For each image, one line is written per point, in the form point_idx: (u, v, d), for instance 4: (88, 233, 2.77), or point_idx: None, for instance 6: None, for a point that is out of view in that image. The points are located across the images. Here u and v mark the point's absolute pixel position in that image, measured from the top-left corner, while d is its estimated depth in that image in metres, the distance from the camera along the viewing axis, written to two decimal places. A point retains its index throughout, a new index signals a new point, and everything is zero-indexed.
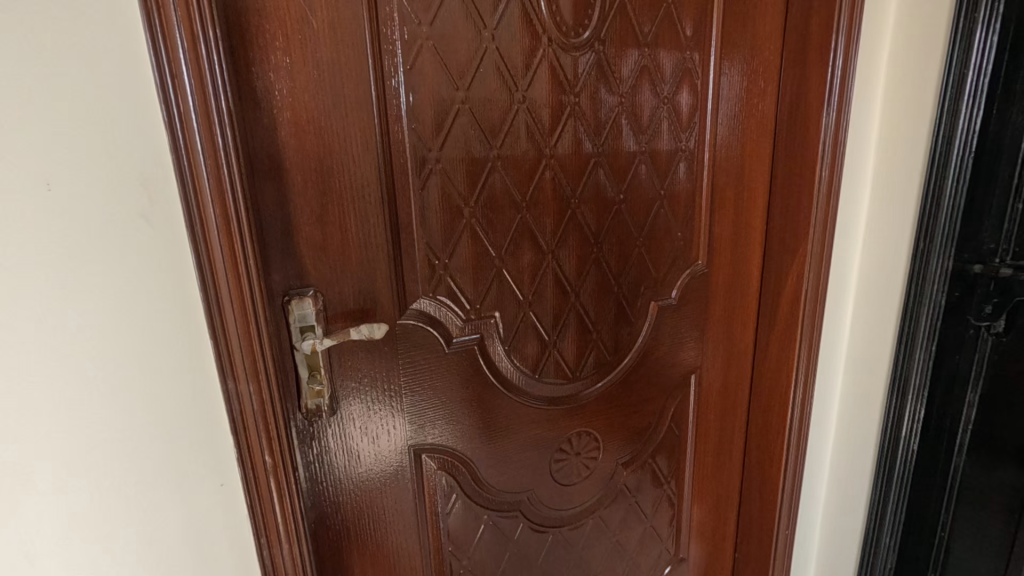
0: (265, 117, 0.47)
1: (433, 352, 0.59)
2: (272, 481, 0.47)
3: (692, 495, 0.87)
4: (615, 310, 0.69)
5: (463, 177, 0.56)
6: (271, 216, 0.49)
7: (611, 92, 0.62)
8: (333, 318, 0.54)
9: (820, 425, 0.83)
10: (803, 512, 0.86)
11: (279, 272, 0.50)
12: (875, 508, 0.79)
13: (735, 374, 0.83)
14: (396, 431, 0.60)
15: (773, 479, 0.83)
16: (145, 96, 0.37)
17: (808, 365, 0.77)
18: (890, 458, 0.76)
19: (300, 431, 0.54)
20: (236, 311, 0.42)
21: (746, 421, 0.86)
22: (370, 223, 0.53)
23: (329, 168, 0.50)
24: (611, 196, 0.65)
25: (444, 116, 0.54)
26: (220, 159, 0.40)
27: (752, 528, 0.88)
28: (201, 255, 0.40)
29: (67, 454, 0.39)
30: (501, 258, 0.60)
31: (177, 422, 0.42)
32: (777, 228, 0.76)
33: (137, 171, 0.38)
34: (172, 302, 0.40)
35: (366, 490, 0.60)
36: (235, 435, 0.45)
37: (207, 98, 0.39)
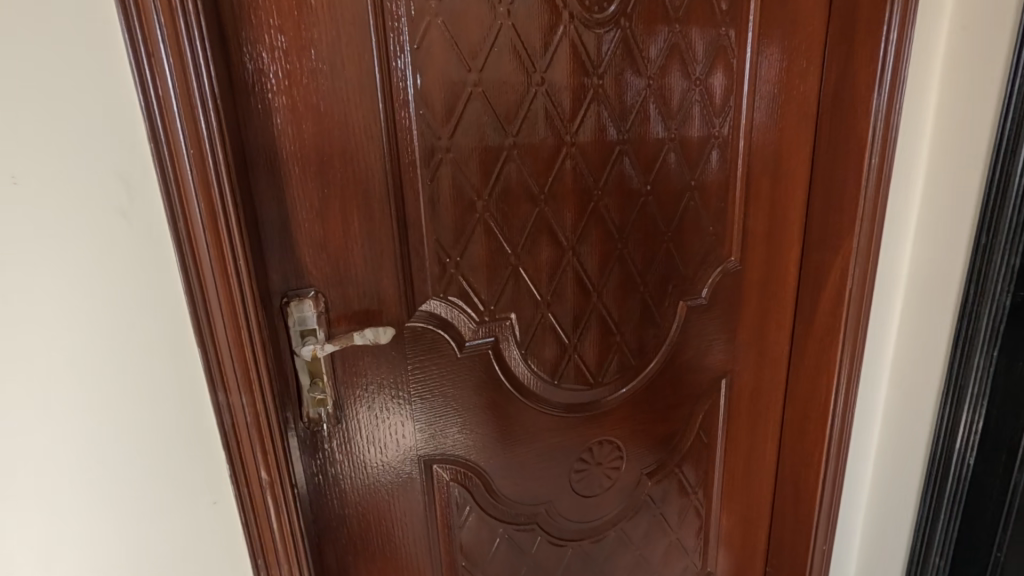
0: (258, 103, 0.43)
1: (445, 357, 0.55)
2: (268, 499, 0.43)
3: (721, 506, 0.82)
4: (640, 310, 0.64)
5: (476, 168, 0.52)
6: (268, 211, 0.45)
7: (638, 74, 0.57)
8: (337, 320, 0.50)
9: (863, 433, 0.77)
10: (842, 525, 0.81)
11: (278, 272, 0.47)
12: (923, 524, 0.73)
13: (769, 378, 0.78)
14: (405, 440, 0.56)
15: (809, 490, 0.77)
16: (118, 79, 0.33)
17: (850, 369, 0.71)
18: (942, 472, 0.70)
19: (301, 440, 0.50)
20: (227, 317, 0.39)
21: (780, 428, 0.80)
22: (375, 218, 0.49)
23: (329, 159, 0.46)
24: (637, 187, 0.60)
25: (455, 100, 0.49)
26: (205, 150, 0.36)
27: (784, 541, 0.83)
28: (186, 255, 0.37)
29: (47, 470, 0.37)
30: (517, 255, 0.56)
31: (164, 437, 0.39)
32: (818, 221, 0.70)
33: (113, 162, 0.34)
34: (155, 307, 0.37)
35: (374, 502, 0.56)
36: (227, 451, 0.41)
37: (188, 80, 0.35)
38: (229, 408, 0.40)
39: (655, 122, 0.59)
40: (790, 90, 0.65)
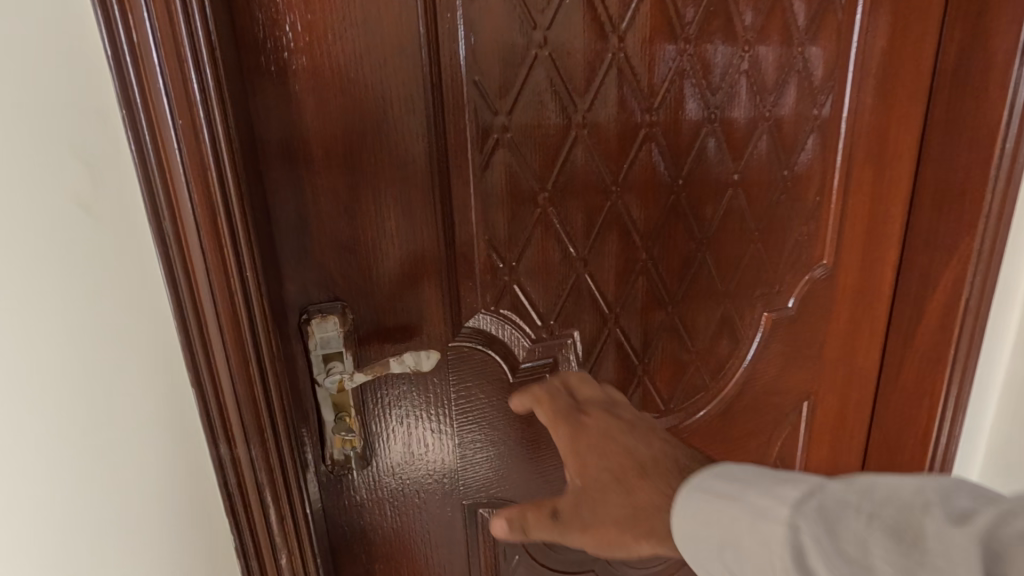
0: (271, 67, 0.33)
1: (495, 383, 0.46)
2: (282, 564, 0.36)
3: None
4: (719, 324, 0.54)
5: (538, 152, 0.42)
6: (283, 206, 0.36)
7: (731, 38, 0.46)
8: (368, 340, 0.40)
9: (966, 461, 0.66)
10: None
11: (295, 282, 0.37)
12: None
13: (857, 400, 0.67)
14: (446, 482, 0.46)
15: None
16: (86, 40, 0.25)
17: (960, 391, 0.61)
18: None
19: (322, 486, 0.41)
20: (230, 341, 0.31)
21: (865, 455, 0.70)
22: (415, 215, 0.39)
23: (359, 141, 0.36)
24: (722, 177, 0.50)
25: (515, 67, 0.39)
26: (201, 133, 0.28)
27: None
28: (175, 268, 0.29)
29: None
30: (583, 259, 0.46)
31: (157, 516, 0.30)
32: (926, 216, 0.59)
33: (75, 149, 0.26)
34: (140, 341, 0.29)
35: (407, 554, 0.47)
36: (230, 509, 0.34)
37: (179, 41, 0.27)
38: (234, 452, 0.32)
39: (748, 97, 0.49)
40: (903, 61, 0.54)
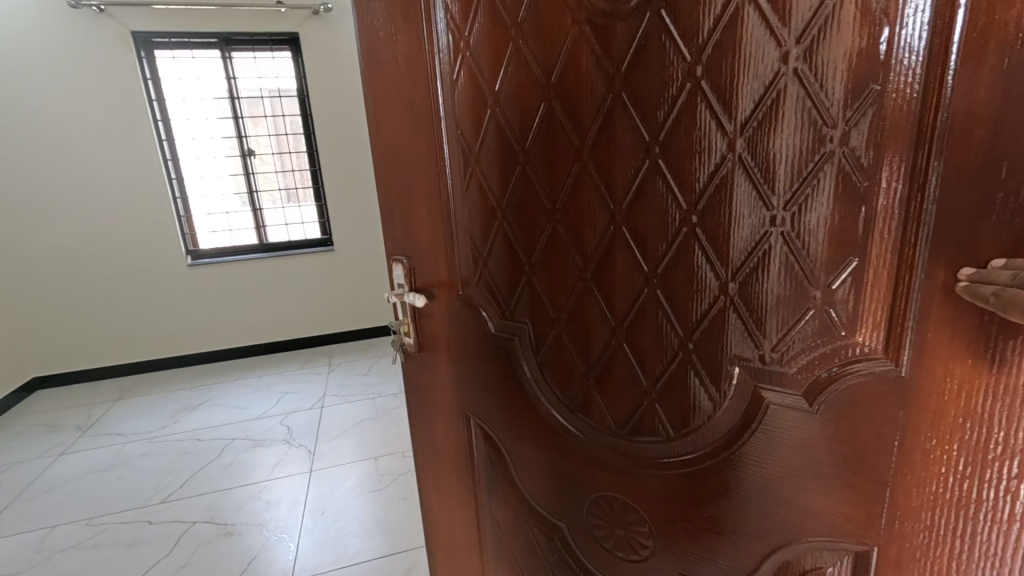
0: (520, 203, 0.78)
1: (548, 326, 0.81)
2: (518, 358, 0.87)
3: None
4: (859, 379, 0.53)
5: (647, 244, 0.66)
6: (541, 273, 0.79)
7: (800, 149, 0.52)
8: (530, 308, 0.83)
9: None
10: None
11: (538, 287, 0.81)
12: None
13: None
14: (571, 361, 0.80)
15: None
16: (427, 182, 0.89)
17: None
18: None
19: (530, 355, 0.85)
20: (453, 262, 0.92)
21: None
22: (588, 267, 0.73)
23: (553, 234, 0.75)
24: (815, 274, 0.54)
25: (628, 190, 0.65)
26: (444, 202, 0.88)
27: None
28: (451, 252, 0.91)
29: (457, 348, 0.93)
30: (744, 323, 0.60)
31: (448, 306, 0.95)
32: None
33: (422, 209, 0.92)
34: (430, 267, 0.96)
35: (631, 400, 0.74)
36: (446, 320, 0.97)
37: (443, 188, 0.87)
38: (472, 316, 0.91)
39: (830, 194, 0.51)
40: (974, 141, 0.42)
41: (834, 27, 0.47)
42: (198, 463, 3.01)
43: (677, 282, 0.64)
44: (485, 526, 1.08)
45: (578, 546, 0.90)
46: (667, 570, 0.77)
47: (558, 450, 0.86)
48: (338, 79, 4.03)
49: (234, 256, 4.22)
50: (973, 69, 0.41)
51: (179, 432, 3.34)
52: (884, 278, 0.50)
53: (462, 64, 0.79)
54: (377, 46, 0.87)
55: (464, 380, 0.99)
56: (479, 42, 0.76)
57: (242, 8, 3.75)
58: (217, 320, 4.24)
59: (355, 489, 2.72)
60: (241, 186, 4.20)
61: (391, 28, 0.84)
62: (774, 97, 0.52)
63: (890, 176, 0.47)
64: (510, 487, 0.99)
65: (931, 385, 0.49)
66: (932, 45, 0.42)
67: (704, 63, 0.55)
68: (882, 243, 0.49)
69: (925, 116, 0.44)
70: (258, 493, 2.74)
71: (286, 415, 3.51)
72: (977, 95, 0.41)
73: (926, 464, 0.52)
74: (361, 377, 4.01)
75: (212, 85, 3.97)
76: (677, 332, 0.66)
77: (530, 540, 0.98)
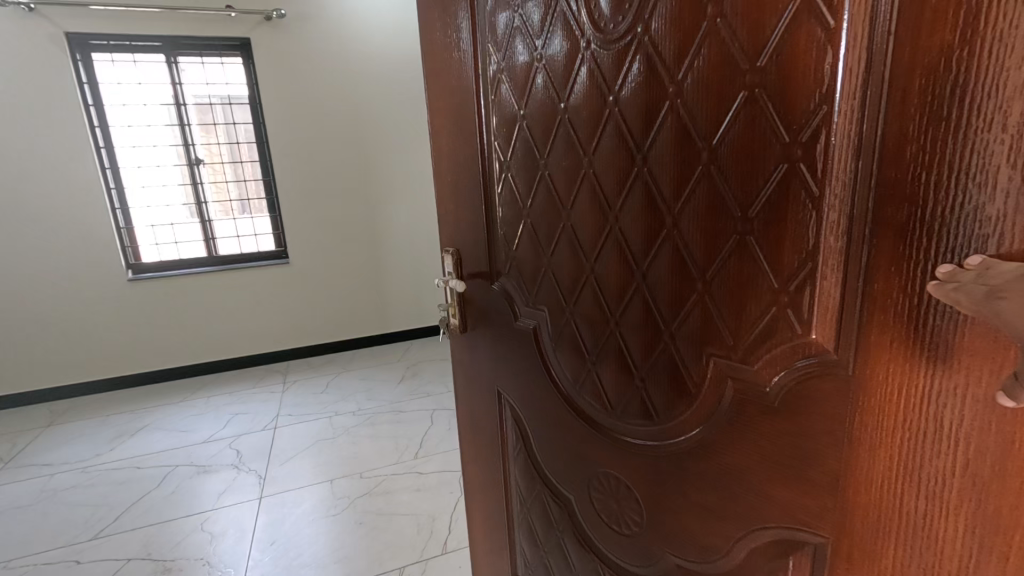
0: (538, 204, 0.86)
1: (560, 314, 0.87)
2: (536, 343, 0.94)
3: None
4: (806, 376, 0.53)
5: (637, 244, 0.70)
6: (554, 266, 0.85)
7: (768, 165, 0.52)
8: (546, 297, 0.89)
9: None
10: None
11: (553, 278, 0.86)
12: None
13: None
14: (580, 349, 0.85)
15: None
16: (468, 186, 1.01)
17: None
18: None
19: (546, 342, 0.92)
20: (487, 254, 1.02)
21: None
22: (591, 261, 0.78)
23: (563, 231, 0.82)
24: (773, 284, 0.54)
25: (621, 194, 0.70)
26: (481, 204, 0.99)
27: None
28: (489, 246, 1.02)
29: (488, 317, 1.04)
30: (721, 325, 0.61)
31: (484, 290, 1.06)
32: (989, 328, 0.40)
33: (465, 209, 1.04)
34: (473, 258, 1.07)
35: (631, 386, 0.77)
36: (482, 303, 1.08)
37: (482, 192, 0.98)
38: (499, 298, 1.01)
39: (786, 202, 0.51)
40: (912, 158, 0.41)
41: (787, 52, 0.49)
42: (136, 494, 2.75)
43: (664, 279, 0.67)
44: (513, 494, 1.15)
45: (586, 524, 0.93)
46: (652, 546, 0.80)
47: (566, 427, 0.92)
48: (294, 88, 3.87)
49: (180, 270, 3.93)
50: (908, 89, 0.41)
51: (116, 461, 3.05)
52: (831, 291, 0.49)
53: (494, 85, 0.89)
54: (435, 70, 1.02)
55: (496, 357, 1.08)
56: (509, 62, 0.85)
57: (191, 12, 3.54)
58: (161, 337, 3.95)
59: (310, 514, 2.53)
60: (189, 197, 3.93)
61: (445, 42, 0.97)
62: (740, 113, 0.54)
63: (839, 188, 0.47)
64: (524, 456, 1.07)
65: (874, 389, 0.49)
66: (871, 64, 0.42)
67: (677, 89, 0.59)
68: (832, 257, 0.49)
69: (866, 131, 0.44)
70: (202, 524, 2.51)
71: (237, 437, 3.28)
72: (918, 108, 0.40)
73: (867, 469, 0.51)
74: (319, 395, 3.78)
75: (156, 91, 3.71)
76: (665, 327, 0.69)
77: (542, 509, 1.04)
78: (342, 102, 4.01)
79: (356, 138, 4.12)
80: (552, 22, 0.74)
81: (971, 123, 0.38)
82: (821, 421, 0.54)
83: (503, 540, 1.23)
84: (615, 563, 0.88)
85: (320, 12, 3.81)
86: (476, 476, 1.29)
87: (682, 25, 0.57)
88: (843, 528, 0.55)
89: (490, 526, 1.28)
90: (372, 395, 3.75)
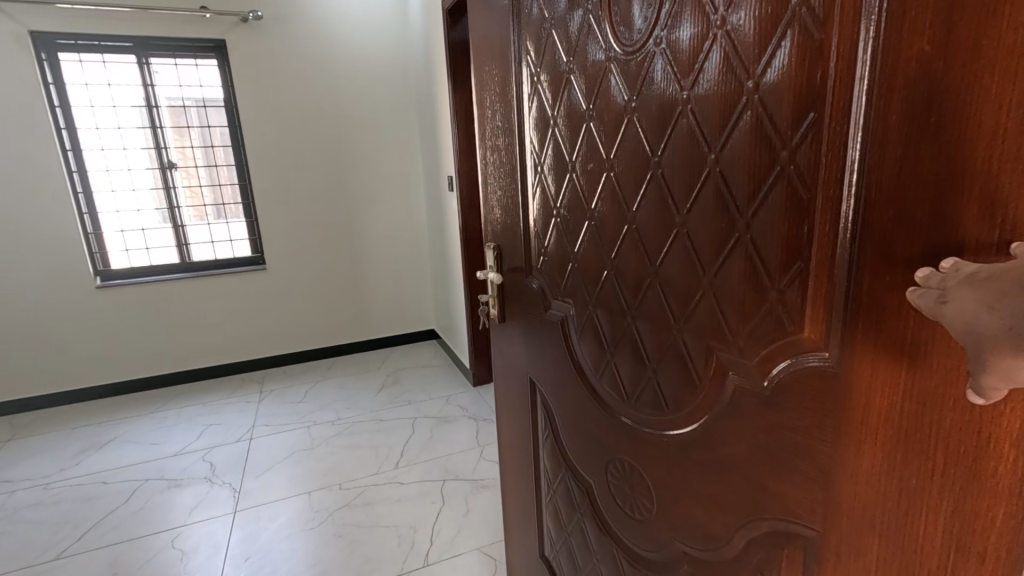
0: (569, 202, 1.03)
1: (585, 302, 1.04)
2: (565, 329, 1.12)
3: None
4: (800, 369, 0.61)
5: (651, 241, 0.83)
6: (582, 259, 1.02)
7: (769, 165, 0.61)
8: (575, 288, 1.07)
9: None
10: None
11: (580, 271, 1.04)
12: None
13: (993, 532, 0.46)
14: (601, 336, 1.01)
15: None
16: (511, 187, 1.22)
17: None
18: None
19: (574, 328, 1.09)
20: (528, 248, 1.22)
21: None
22: (612, 253, 0.94)
23: (590, 227, 0.98)
24: (768, 283, 0.64)
25: (638, 193, 0.84)
26: (522, 201, 1.19)
27: None
28: (527, 240, 1.21)
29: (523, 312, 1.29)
30: (721, 314, 0.72)
31: (520, 285, 1.27)
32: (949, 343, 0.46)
33: (507, 210, 1.27)
34: (512, 252, 1.29)
35: (643, 368, 0.91)
36: (518, 297, 1.30)
37: (523, 192, 1.18)
38: (535, 289, 1.22)
39: (784, 203, 0.59)
40: (897, 158, 0.47)
41: (786, 63, 0.57)
42: (101, 510, 2.61)
43: (674, 273, 0.80)
44: (541, 471, 1.37)
45: (605, 509, 1.11)
46: (659, 528, 0.95)
47: (587, 411, 1.10)
48: (267, 89, 3.75)
49: (150, 277, 3.79)
50: (885, 94, 0.47)
51: (81, 476, 2.90)
52: (825, 297, 0.56)
53: (533, 96, 1.08)
54: (489, 94, 1.24)
55: (527, 347, 1.31)
56: (545, 79, 1.03)
57: (161, 12, 3.43)
58: (130, 348, 3.79)
59: (286, 529, 2.43)
60: (161, 202, 3.78)
61: (499, 67, 1.18)
62: (742, 116, 0.64)
63: (825, 188, 0.54)
64: (552, 441, 1.27)
65: (861, 392, 0.55)
66: (858, 73, 0.49)
67: (688, 98, 0.71)
68: (824, 251, 0.55)
69: (849, 132, 0.51)
70: (172, 541, 2.38)
71: (210, 449, 3.15)
72: (894, 111, 0.47)
73: (857, 469, 0.57)
74: (295, 404, 3.66)
75: (126, 92, 3.57)
76: (673, 313, 0.82)
77: (568, 489, 1.24)
78: (321, 105, 3.92)
79: (333, 141, 4.03)
80: (584, 37, 0.90)
81: (935, 127, 0.44)
82: (817, 418, 0.61)
83: (534, 510, 1.45)
84: (626, 542, 1.06)
85: (298, 14, 3.74)
86: (513, 457, 1.53)
87: (691, 46, 0.69)
88: (833, 527, 0.62)
89: (522, 495, 1.51)
90: (351, 404, 3.65)
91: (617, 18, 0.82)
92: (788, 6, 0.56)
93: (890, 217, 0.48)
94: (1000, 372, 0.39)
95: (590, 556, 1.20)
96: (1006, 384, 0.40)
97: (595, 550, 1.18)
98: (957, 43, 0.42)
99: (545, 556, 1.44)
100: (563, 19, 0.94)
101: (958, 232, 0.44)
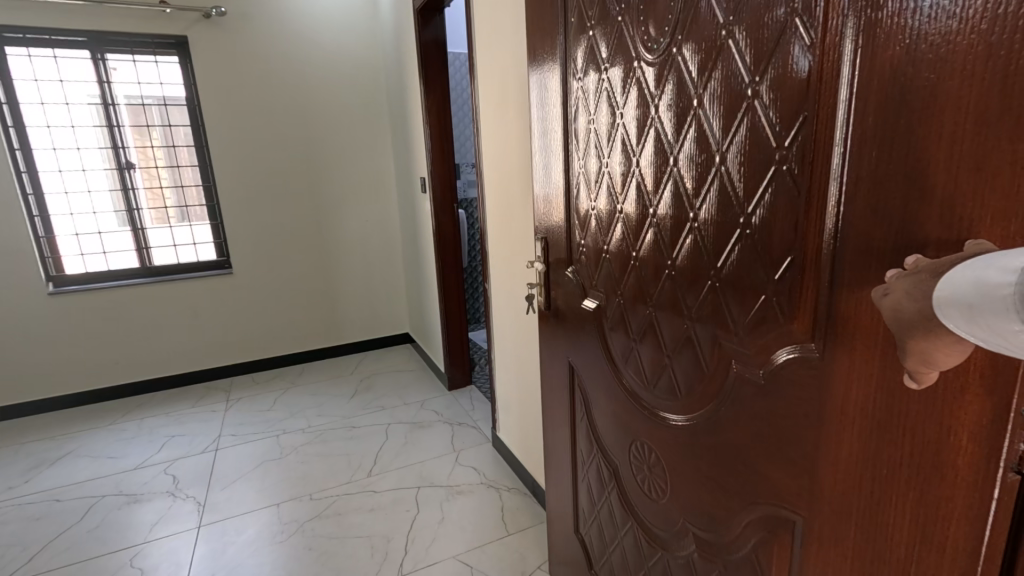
0: (601, 197, 1.13)
1: (614, 294, 1.13)
2: (598, 317, 1.20)
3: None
4: (789, 354, 0.71)
5: (668, 235, 0.94)
6: (612, 252, 1.13)
7: (768, 163, 0.71)
8: (605, 283, 1.16)
9: None
10: None
11: (610, 265, 1.13)
12: None
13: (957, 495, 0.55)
14: (627, 327, 1.10)
15: None
16: (553, 178, 1.31)
17: None
18: None
19: (609, 321, 1.17)
20: (565, 241, 1.31)
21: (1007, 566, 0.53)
22: (637, 245, 1.03)
23: (618, 222, 1.08)
24: (766, 277, 0.73)
25: (658, 190, 0.94)
26: (563, 192, 1.28)
27: None
28: (566, 232, 1.30)
29: (565, 302, 1.36)
30: (728, 304, 0.81)
31: (562, 273, 1.35)
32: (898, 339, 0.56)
33: (551, 198, 1.33)
34: (553, 243, 1.37)
35: (661, 355, 1.00)
36: (558, 286, 1.38)
37: (564, 183, 1.27)
38: (571, 278, 1.31)
39: (778, 204, 0.69)
40: (875, 162, 0.56)
41: (783, 73, 0.66)
42: (54, 529, 2.45)
43: (688, 265, 0.89)
44: (580, 459, 1.41)
45: (630, 494, 1.19)
46: (674, 508, 1.04)
47: (614, 397, 1.18)
48: (234, 85, 3.62)
49: (108, 282, 3.59)
50: (858, 105, 0.57)
51: (29, 495, 2.72)
52: (814, 292, 0.66)
53: (576, 94, 1.17)
54: (543, 88, 1.30)
55: (564, 339, 1.38)
56: (593, 72, 1.10)
57: (118, 6, 3.27)
58: (88, 356, 3.60)
59: (254, 543, 2.32)
60: (119, 204, 3.57)
61: (549, 65, 1.25)
62: (743, 117, 0.74)
63: (818, 187, 0.63)
64: (584, 422, 1.35)
65: (840, 381, 0.64)
66: (841, 85, 0.59)
67: (700, 106, 0.82)
68: (813, 246, 0.65)
69: (831, 136, 0.61)
70: (132, 560, 2.25)
71: (173, 462, 2.99)
72: (868, 121, 0.56)
73: (839, 453, 0.66)
74: (264, 412, 3.52)
75: (80, 88, 3.37)
76: (686, 302, 0.91)
77: (600, 472, 1.30)
78: (296, 100, 3.82)
79: (304, 141, 3.91)
80: (615, 54, 1.01)
81: (899, 137, 0.54)
82: (803, 406, 0.70)
83: (570, 488, 1.50)
84: (647, 524, 1.15)
85: (268, 11, 3.62)
86: (553, 442, 1.56)
87: (705, 59, 0.79)
88: (816, 514, 0.71)
89: (558, 476, 1.56)
90: (322, 411, 3.54)
91: (645, 27, 0.92)
92: (783, 26, 0.66)
93: (867, 218, 0.58)
94: (919, 354, 0.47)
95: (615, 531, 1.27)
96: (929, 368, 0.47)
97: (619, 520, 1.25)
98: (914, 63, 0.52)
99: (580, 534, 1.49)
100: (613, 25, 1.01)
101: (920, 233, 0.53)
